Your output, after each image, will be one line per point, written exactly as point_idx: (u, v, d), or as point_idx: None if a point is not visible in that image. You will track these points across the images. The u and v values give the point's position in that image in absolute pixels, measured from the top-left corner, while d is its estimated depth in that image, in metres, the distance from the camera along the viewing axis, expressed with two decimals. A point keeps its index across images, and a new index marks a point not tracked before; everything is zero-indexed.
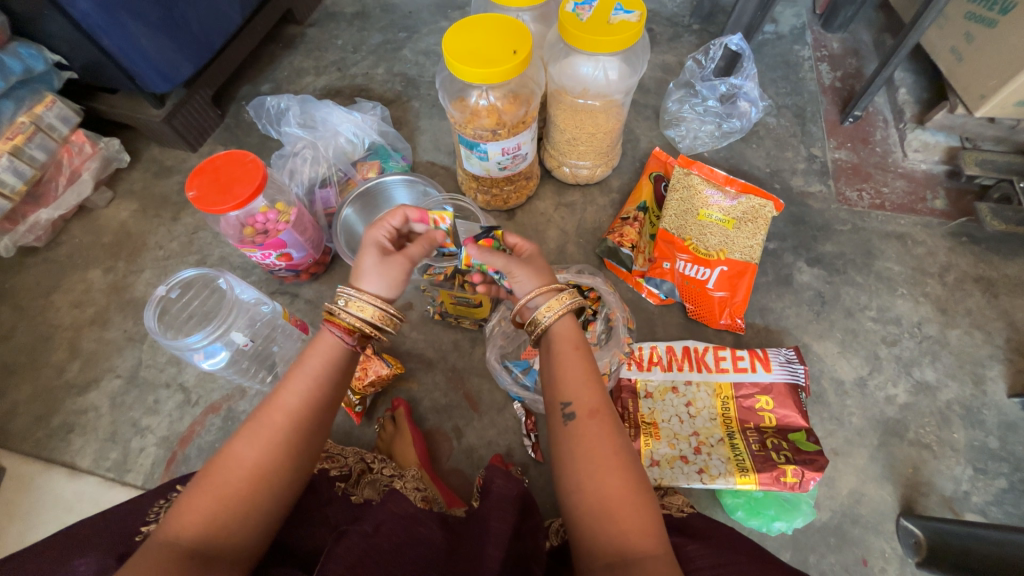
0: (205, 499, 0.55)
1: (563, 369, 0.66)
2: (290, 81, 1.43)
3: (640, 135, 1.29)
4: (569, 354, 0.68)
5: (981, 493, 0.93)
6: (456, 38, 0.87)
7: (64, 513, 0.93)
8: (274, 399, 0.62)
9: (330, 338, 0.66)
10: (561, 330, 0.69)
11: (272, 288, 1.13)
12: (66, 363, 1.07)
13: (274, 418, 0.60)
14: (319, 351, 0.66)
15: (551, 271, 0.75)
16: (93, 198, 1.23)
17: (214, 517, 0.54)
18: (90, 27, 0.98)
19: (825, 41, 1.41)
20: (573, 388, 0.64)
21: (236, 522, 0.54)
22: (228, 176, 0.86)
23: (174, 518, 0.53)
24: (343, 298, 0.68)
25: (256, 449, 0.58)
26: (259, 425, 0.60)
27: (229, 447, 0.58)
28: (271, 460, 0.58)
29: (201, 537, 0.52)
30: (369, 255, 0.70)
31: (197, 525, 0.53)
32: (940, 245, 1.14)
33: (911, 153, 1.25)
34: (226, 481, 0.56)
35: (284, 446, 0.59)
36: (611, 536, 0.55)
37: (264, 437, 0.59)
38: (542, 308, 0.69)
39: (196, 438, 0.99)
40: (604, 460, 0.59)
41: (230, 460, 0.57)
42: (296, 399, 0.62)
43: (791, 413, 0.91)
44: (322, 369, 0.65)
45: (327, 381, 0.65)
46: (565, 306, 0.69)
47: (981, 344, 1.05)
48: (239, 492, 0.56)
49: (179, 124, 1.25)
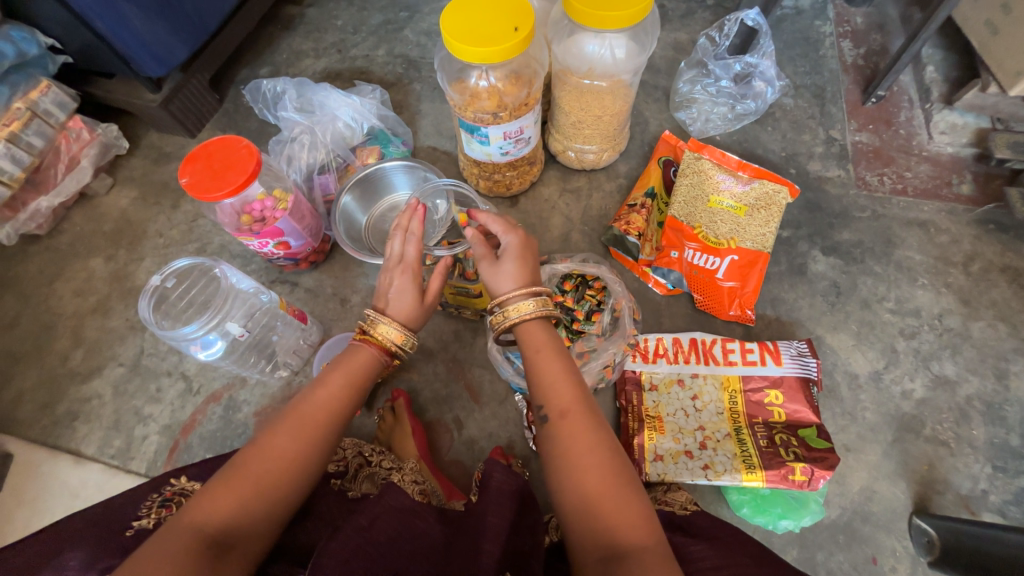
0: (233, 488, 0.54)
1: (537, 371, 0.64)
2: (289, 64, 1.39)
3: (650, 117, 1.24)
4: (540, 352, 0.66)
5: (1000, 492, 0.89)
6: (454, 14, 0.82)
7: (70, 499, 0.94)
8: (311, 395, 0.63)
9: (368, 352, 0.69)
10: (529, 328, 0.68)
11: (272, 277, 1.12)
12: (70, 351, 1.07)
13: (313, 414, 0.61)
14: (358, 359, 0.68)
15: (533, 271, 0.72)
16: (93, 185, 1.22)
17: (245, 505, 0.54)
18: (82, 10, 0.95)
19: (848, 16, 1.33)
20: (545, 388, 0.63)
21: (262, 514, 0.54)
22: (222, 163, 0.84)
23: (199, 504, 0.52)
24: (384, 328, 0.69)
25: (291, 442, 0.59)
26: (297, 418, 0.61)
27: (263, 437, 0.59)
28: (306, 454, 0.59)
29: (227, 524, 0.52)
30: (414, 300, 0.71)
31: (224, 514, 0.52)
32: (965, 233, 1.08)
33: (937, 136, 1.18)
34: (260, 471, 0.56)
35: (319, 442, 0.60)
36: (596, 528, 0.53)
37: (302, 430, 0.60)
38: (510, 308, 0.68)
39: (197, 427, 0.99)
40: (581, 457, 0.57)
41: (265, 450, 0.58)
42: (334, 396, 0.64)
43: (802, 408, 0.88)
44: (360, 371, 0.67)
45: (361, 384, 0.67)
46: (534, 310, 0.68)
47: (1005, 338, 1.00)
48: (272, 483, 0.56)
49: (177, 109, 1.23)
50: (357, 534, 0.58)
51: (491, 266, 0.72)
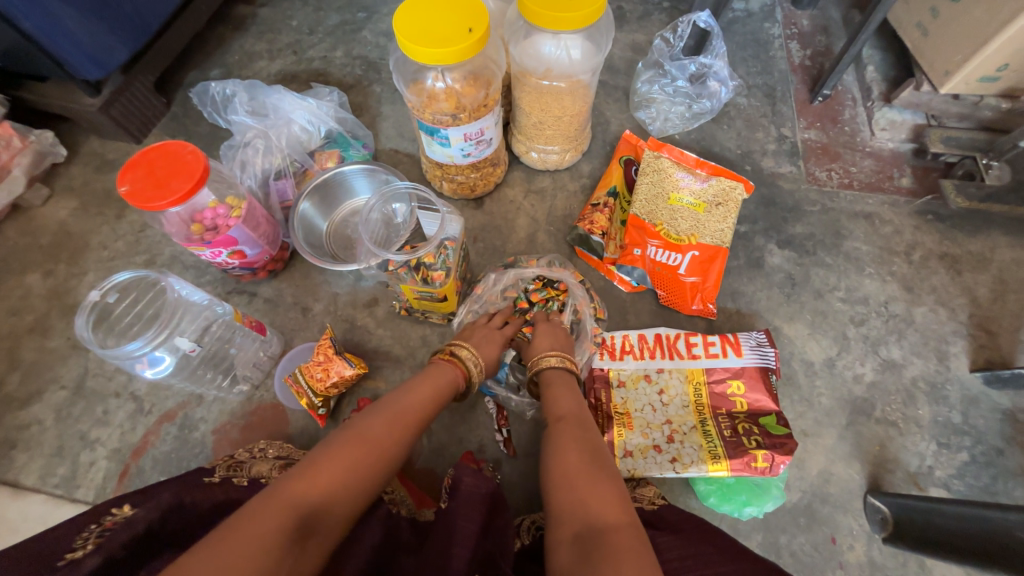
0: (332, 464, 0.57)
1: (547, 393, 0.77)
2: (241, 66, 1.34)
3: (610, 117, 1.26)
4: (554, 382, 0.78)
5: (944, 467, 0.95)
6: (407, 15, 0.81)
7: (8, 534, 0.88)
8: (401, 397, 0.70)
9: (453, 374, 0.78)
10: (551, 372, 0.80)
11: (228, 288, 1.07)
12: (5, 375, 1.00)
13: (405, 414, 0.68)
14: (445, 378, 0.77)
15: (565, 340, 0.86)
16: (26, 196, 1.14)
17: (338, 484, 0.56)
18: (5, 9, 0.88)
19: (795, 18, 1.39)
20: (554, 401, 0.75)
21: (344, 500, 0.55)
22: (165, 170, 0.80)
23: (301, 476, 0.54)
24: (467, 357, 0.81)
25: (382, 433, 0.64)
26: (388, 415, 0.66)
27: (357, 424, 0.64)
28: (394, 447, 0.64)
29: (318, 500, 0.53)
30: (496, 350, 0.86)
31: (323, 488, 0.54)
32: (906, 223, 1.15)
33: (878, 132, 1.24)
34: (356, 454, 0.59)
35: (405, 440, 0.66)
36: (575, 503, 0.57)
37: (392, 427, 0.65)
38: (541, 357, 0.81)
39: (150, 449, 0.94)
40: (568, 443, 0.65)
41: (361, 435, 0.62)
42: (420, 403, 0.71)
43: (762, 397, 0.91)
44: (442, 389, 0.75)
45: (441, 400, 0.75)
46: (557, 364, 0.80)
47: (945, 321, 1.06)
48: (366, 466, 0.59)
49: (118, 113, 1.16)
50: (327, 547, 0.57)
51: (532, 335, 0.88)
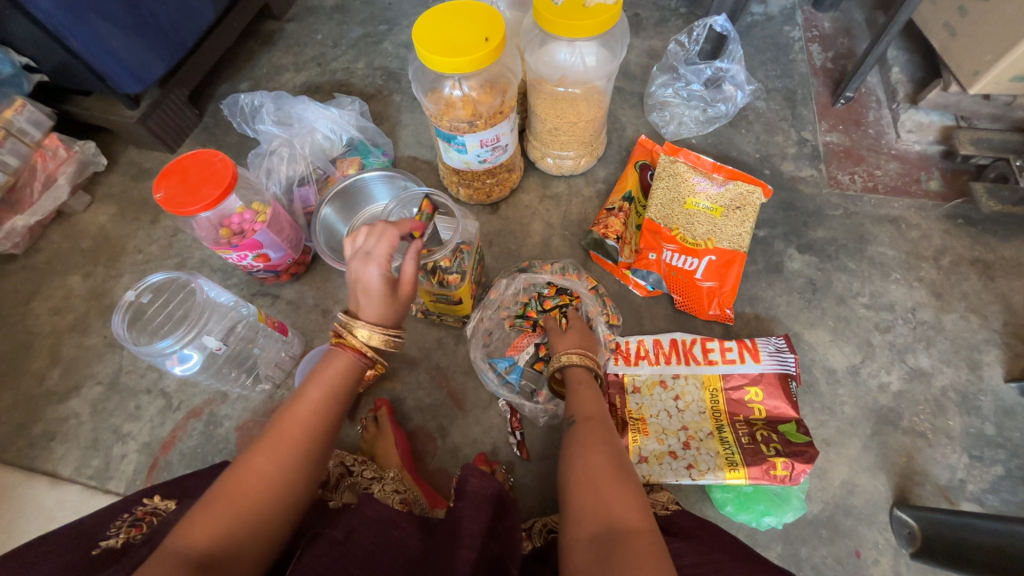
0: (221, 505, 0.54)
1: (573, 393, 0.74)
2: (269, 78, 1.40)
3: (626, 123, 1.26)
4: (581, 383, 0.75)
5: (977, 481, 0.91)
6: (426, 26, 0.83)
7: (46, 522, 0.92)
8: (291, 408, 0.62)
9: (346, 357, 0.66)
10: (577, 371, 0.77)
11: (252, 290, 1.11)
12: (47, 371, 1.06)
13: (294, 430, 0.60)
14: (335, 366, 0.65)
15: (586, 340, 0.83)
16: (70, 203, 1.21)
17: (228, 526, 0.53)
18: (55, 28, 0.94)
19: (816, 21, 1.37)
20: (576, 402, 0.72)
21: (243, 538, 0.53)
22: (197, 177, 0.84)
23: (186, 526, 0.52)
24: (359, 331, 0.65)
25: (273, 461, 0.58)
26: (278, 434, 0.59)
27: (246, 455, 0.58)
28: (293, 466, 0.58)
29: (208, 548, 0.51)
30: (375, 292, 0.66)
31: (211, 533, 0.52)
32: (935, 228, 1.11)
33: (904, 134, 1.21)
34: (247, 488, 0.55)
35: (306, 454, 0.60)
36: (597, 505, 0.56)
37: (283, 447, 0.59)
38: (562, 356, 0.78)
39: (177, 443, 0.98)
40: (595, 444, 0.64)
41: (254, 467, 0.57)
42: (312, 410, 0.62)
43: (781, 404, 0.89)
44: (337, 381, 0.65)
45: (342, 394, 0.65)
46: (579, 361, 0.77)
47: (977, 329, 1.02)
48: (263, 498, 0.56)
49: (155, 125, 1.22)
50: (332, 548, 0.57)
51: (558, 335, 0.85)
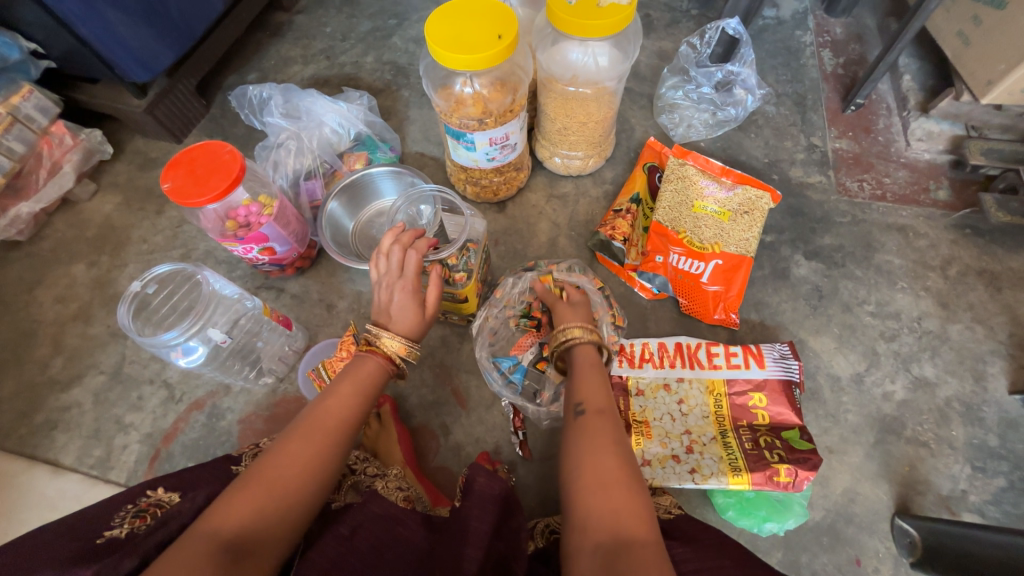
0: (253, 491, 0.55)
1: (578, 377, 0.72)
2: (277, 70, 1.40)
3: (635, 124, 1.26)
4: (587, 366, 0.73)
5: (979, 492, 0.91)
6: (439, 22, 0.83)
7: (47, 510, 0.92)
8: (323, 403, 0.64)
9: (375, 361, 0.69)
10: (584, 349, 0.75)
11: (257, 283, 1.11)
12: (50, 359, 1.05)
13: (326, 421, 0.62)
14: (365, 369, 0.68)
15: (588, 314, 0.83)
16: (75, 191, 1.21)
17: (260, 511, 0.53)
18: (64, 15, 0.94)
19: (828, 26, 1.37)
20: (585, 390, 0.70)
21: (273, 525, 0.54)
22: (205, 168, 0.84)
23: (217, 509, 0.52)
24: (388, 340, 0.70)
25: (305, 451, 0.59)
26: (312, 425, 0.62)
27: (278, 446, 0.60)
28: (323, 457, 0.60)
29: (242, 531, 0.51)
30: (403, 299, 0.72)
31: (245, 516, 0.52)
32: (943, 237, 1.11)
33: (913, 143, 1.21)
34: (279, 474, 0.57)
35: (337, 445, 0.62)
36: (605, 514, 0.55)
37: (316, 438, 0.61)
38: (567, 331, 0.76)
39: (179, 435, 0.98)
40: (603, 446, 0.62)
41: (286, 455, 0.58)
42: (343, 405, 0.64)
43: (785, 410, 0.89)
44: (366, 380, 0.68)
45: (371, 392, 0.68)
46: (585, 336, 0.75)
47: (982, 340, 1.02)
48: (294, 487, 0.57)
49: (162, 114, 1.22)
50: (338, 543, 0.58)
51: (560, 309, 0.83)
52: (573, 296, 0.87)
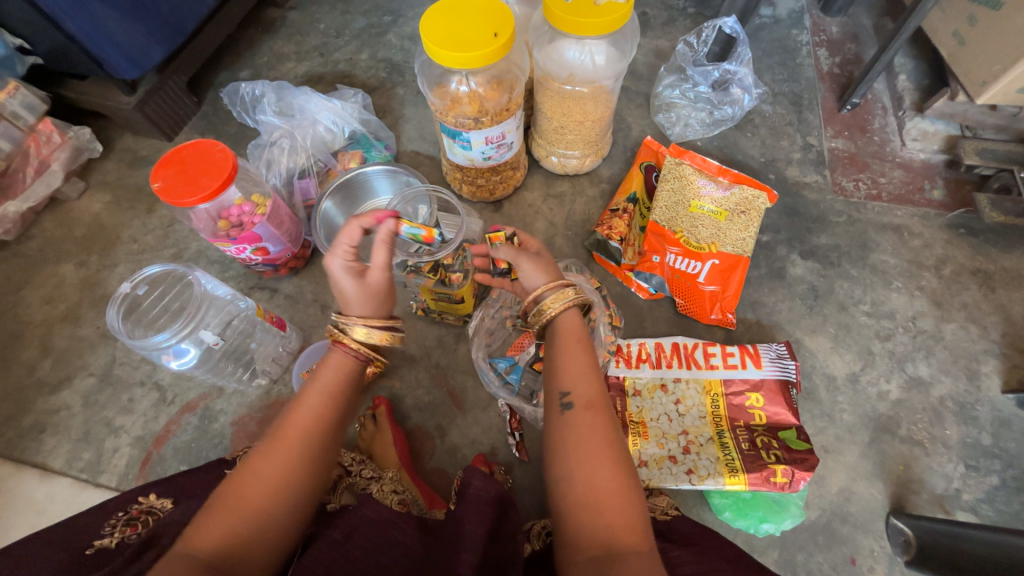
0: (225, 513, 0.53)
1: (563, 359, 0.65)
2: (270, 67, 1.38)
3: (632, 123, 1.25)
4: (571, 343, 0.66)
5: (973, 491, 0.91)
6: (434, 20, 0.82)
7: (36, 515, 0.91)
8: (293, 413, 0.60)
9: (340, 354, 0.64)
10: (566, 317, 0.68)
11: (250, 283, 1.10)
12: (38, 361, 1.04)
13: (292, 433, 0.58)
14: (332, 369, 0.63)
15: (556, 266, 0.73)
16: (63, 189, 1.18)
17: (232, 534, 0.52)
18: (51, 11, 0.92)
19: (824, 25, 1.37)
20: (571, 378, 0.63)
21: (248, 546, 0.53)
22: (196, 168, 0.82)
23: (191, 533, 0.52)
24: (351, 329, 0.64)
25: (273, 467, 0.57)
26: (279, 439, 0.58)
27: (248, 462, 0.57)
28: (293, 472, 0.57)
29: (215, 555, 0.51)
30: (349, 279, 0.65)
31: (218, 539, 0.52)
32: (937, 237, 1.11)
33: (909, 142, 1.21)
34: (248, 495, 0.55)
35: (309, 457, 0.58)
36: (599, 529, 0.54)
37: (283, 453, 0.57)
38: (547, 300, 0.67)
39: (171, 438, 0.96)
40: (595, 452, 0.58)
41: (256, 473, 0.56)
42: (312, 415, 0.60)
43: (781, 410, 0.89)
44: (335, 384, 0.62)
45: (343, 394, 0.63)
46: (570, 300, 0.67)
47: (976, 339, 1.02)
48: (266, 506, 0.55)
49: (152, 112, 1.20)
50: (332, 548, 0.57)
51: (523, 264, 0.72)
52: (530, 245, 0.76)
